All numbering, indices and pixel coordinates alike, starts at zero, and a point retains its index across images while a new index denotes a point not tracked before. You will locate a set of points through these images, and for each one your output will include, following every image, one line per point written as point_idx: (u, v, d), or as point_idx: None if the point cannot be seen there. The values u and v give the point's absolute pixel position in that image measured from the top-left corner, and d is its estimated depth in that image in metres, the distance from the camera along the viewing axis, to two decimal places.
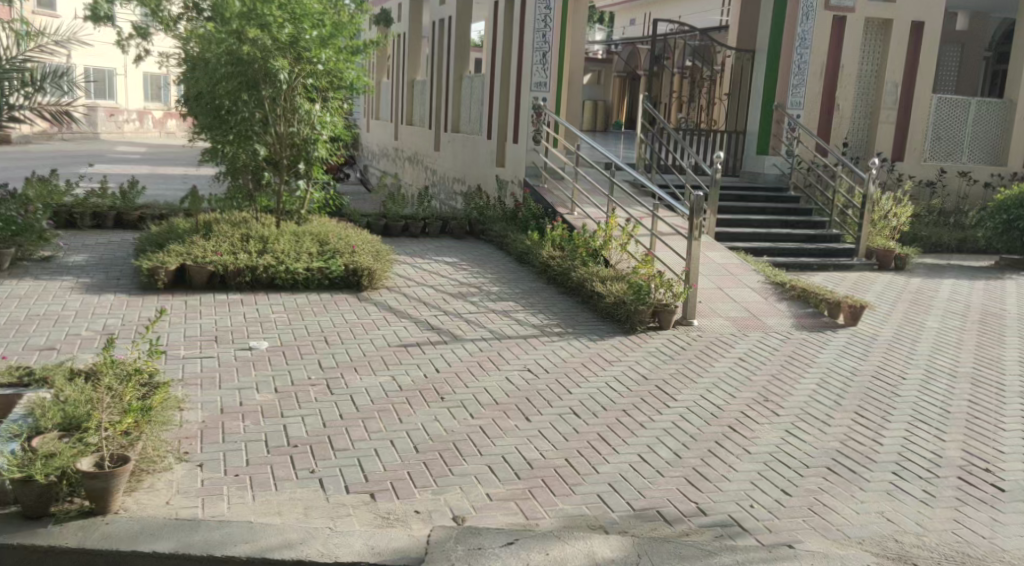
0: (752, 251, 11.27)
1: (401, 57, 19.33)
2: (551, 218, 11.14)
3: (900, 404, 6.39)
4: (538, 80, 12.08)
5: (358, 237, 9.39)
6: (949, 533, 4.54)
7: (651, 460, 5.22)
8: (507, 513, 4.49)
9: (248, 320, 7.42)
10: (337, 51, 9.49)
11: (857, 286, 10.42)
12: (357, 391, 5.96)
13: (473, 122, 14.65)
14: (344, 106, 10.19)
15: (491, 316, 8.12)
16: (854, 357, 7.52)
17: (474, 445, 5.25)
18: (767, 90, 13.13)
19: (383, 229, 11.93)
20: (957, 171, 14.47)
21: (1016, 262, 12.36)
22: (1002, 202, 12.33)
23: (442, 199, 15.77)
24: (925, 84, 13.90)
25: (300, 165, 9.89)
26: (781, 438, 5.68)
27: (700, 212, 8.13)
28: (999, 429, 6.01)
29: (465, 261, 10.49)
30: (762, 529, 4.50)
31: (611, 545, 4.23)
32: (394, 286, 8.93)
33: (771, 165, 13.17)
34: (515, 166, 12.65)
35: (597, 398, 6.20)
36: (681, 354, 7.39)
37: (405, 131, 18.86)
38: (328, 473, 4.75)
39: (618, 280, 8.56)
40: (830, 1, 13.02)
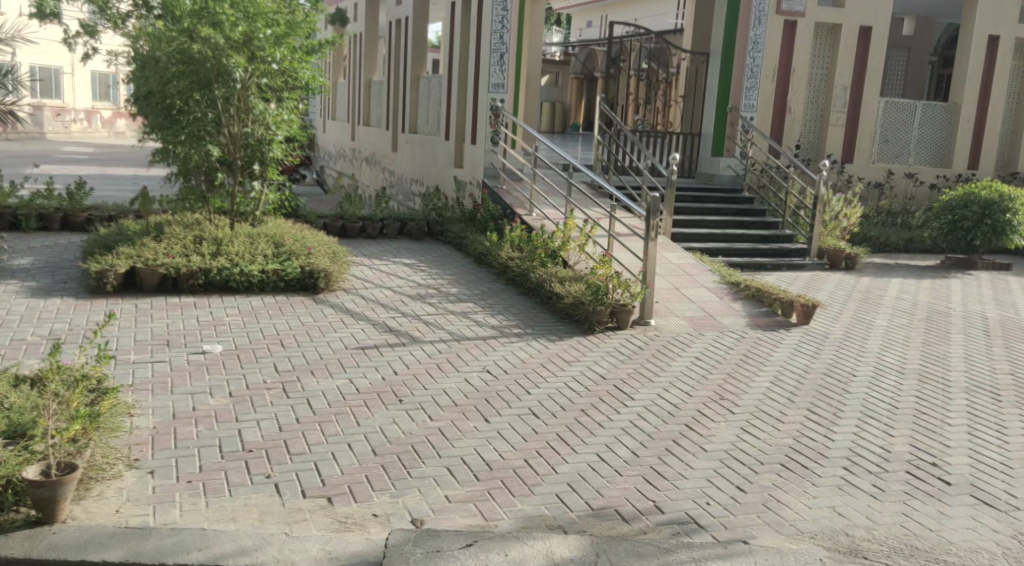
0: (708, 251, 11.40)
1: (357, 57, 19.19)
2: (509, 218, 11.17)
3: (850, 401, 6.51)
4: (496, 81, 12.10)
5: (314, 238, 9.30)
6: (898, 526, 4.64)
7: (609, 460, 5.26)
8: (466, 515, 4.49)
9: (201, 324, 7.32)
10: (292, 50, 9.43)
11: (809, 286, 10.59)
12: (314, 395, 5.91)
13: (431, 123, 14.62)
14: (300, 107, 10.11)
15: (448, 317, 8.11)
16: (806, 356, 7.64)
17: (433, 447, 5.25)
18: (721, 92, 13.27)
19: (340, 230, 11.85)
20: (905, 172, 14.79)
21: (962, 261, 12.66)
22: (947, 203, 12.62)
23: (401, 199, 15.72)
24: (873, 88, 14.17)
25: (255, 165, 9.76)
26: (736, 436, 5.75)
27: (656, 213, 8.18)
28: (946, 423, 6.15)
29: (422, 262, 10.47)
30: (717, 525, 4.56)
31: (570, 545, 4.25)
32: (350, 288, 8.87)
33: (726, 166, 13.28)
34: (473, 167, 12.66)
35: (555, 398, 6.22)
36: (638, 353, 7.45)
37: (362, 132, 18.73)
38: (284, 477, 4.71)
39: (576, 280, 8.60)
40: (780, 5, 13.24)
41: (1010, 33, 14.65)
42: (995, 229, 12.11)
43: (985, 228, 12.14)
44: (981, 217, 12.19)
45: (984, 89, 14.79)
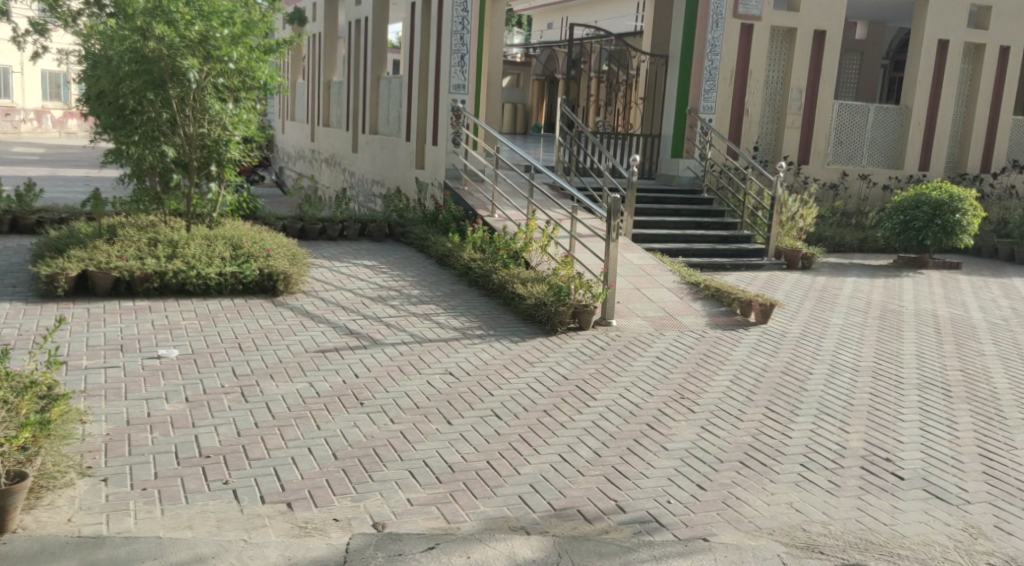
0: (668, 251, 11.49)
1: (316, 58, 19.02)
2: (471, 219, 11.16)
3: (807, 399, 6.60)
4: (456, 82, 12.09)
5: (273, 240, 9.22)
6: (853, 521, 4.72)
7: (571, 460, 5.28)
8: (429, 518, 4.47)
9: (156, 328, 7.22)
10: (249, 50, 9.34)
11: (767, 285, 10.73)
12: (273, 399, 5.86)
13: (391, 124, 14.56)
14: (258, 107, 10.03)
15: (410, 319, 8.09)
16: (764, 354, 7.74)
17: (395, 450, 5.23)
18: (680, 95, 13.44)
19: (300, 232, 11.74)
20: (858, 174, 15.06)
21: (914, 261, 12.91)
22: (899, 203, 12.87)
23: (361, 201, 15.64)
24: (827, 91, 14.41)
25: (212, 166, 9.62)
26: (696, 434, 5.81)
27: (617, 214, 8.23)
28: (899, 419, 6.27)
29: (384, 263, 10.43)
30: (678, 524, 4.60)
31: (532, 546, 4.27)
32: (310, 291, 8.81)
33: (686, 168, 13.46)
34: (434, 168, 12.65)
35: (518, 399, 6.23)
36: (600, 354, 7.49)
37: (322, 133, 18.59)
38: (243, 483, 4.66)
39: (539, 282, 8.63)
40: (737, 9, 13.41)
41: (959, 37, 14.99)
42: (946, 229, 12.36)
43: (935, 229, 12.39)
44: (932, 217, 12.43)
45: (934, 92, 15.11)
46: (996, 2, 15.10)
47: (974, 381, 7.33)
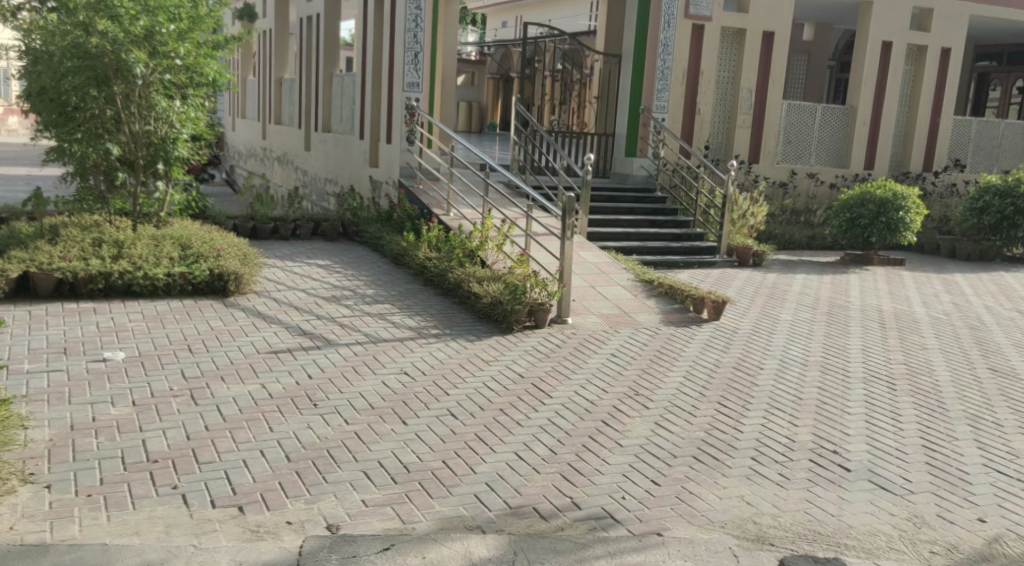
0: (622, 250, 11.57)
1: (267, 54, 18.80)
2: (426, 218, 11.12)
3: (758, 394, 6.71)
4: (410, 80, 12.04)
5: (223, 240, 9.10)
6: (801, 512, 4.81)
7: (527, 458, 5.30)
8: (384, 519, 4.46)
9: (102, 330, 7.08)
10: (196, 46, 9.23)
11: (719, 283, 10.86)
12: (224, 401, 5.79)
13: (345, 122, 14.45)
14: (206, 104, 9.91)
15: (365, 319, 8.04)
16: (717, 350, 7.85)
17: (350, 451, 5.20)
18: (634, 95, 13.52)
19: (251, 232, 11.59)
20: (807, 172, 15.32)
21: (861, 257, 13.16)
22: (846, 201, 13.11)
23: (315, 200, 15.51)
24: (777, 90, 14.62)
25: (159, 165, 9.51)
26: (651, 430, 5.86)
27: (572, 213, 8.26)
28: (845, 413, 6.40)
29: (337, 263, 10.36)
30: (633, 519, 4.64)
31: (487, 545, 4.27)
32: (262, 291, 8.71)
33: (639, 167, 13.48)
34: (389, 166, 12.58)
35: (474, 398, 6.23)
36: (556, 352, 7.51)
37: (274, 131, 18.39)
38: (193, 488, 4.60)
39: (494, 280, 8.63)
40: (688, 10, 13.55)
41: (901, 39, 15.32)
42: (890, 227, 12.63)
43: (880, 226, 12.65)
44: (877, 215, 12.69)
45: (879, 92, 15.44)
46: (937, 5, 15.46)
47: (917, 374, 7.51)
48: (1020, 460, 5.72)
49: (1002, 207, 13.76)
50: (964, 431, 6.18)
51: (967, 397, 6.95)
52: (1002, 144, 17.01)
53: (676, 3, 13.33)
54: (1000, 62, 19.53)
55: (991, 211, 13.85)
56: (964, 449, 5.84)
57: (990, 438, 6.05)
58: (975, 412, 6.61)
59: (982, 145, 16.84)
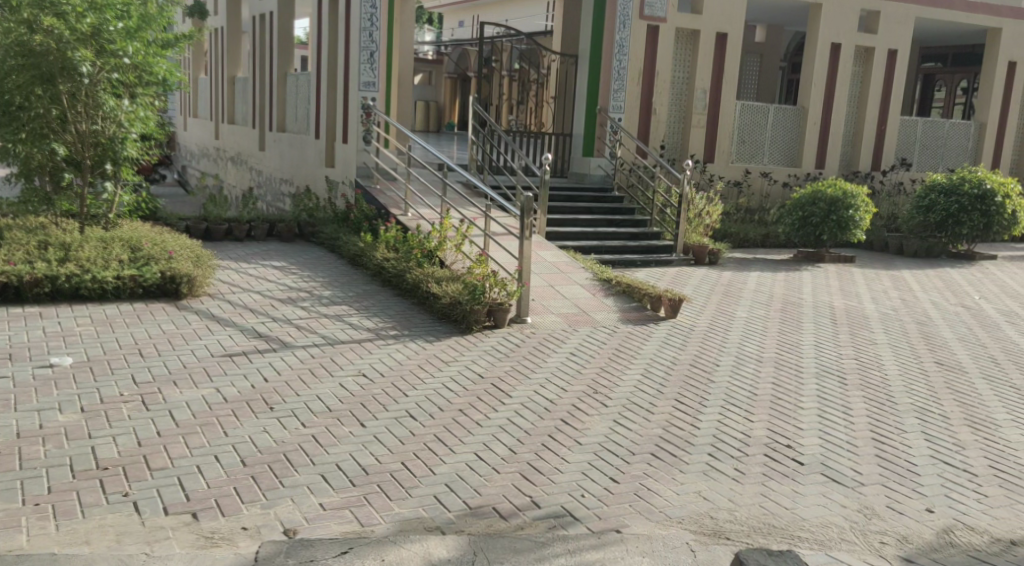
0: (580, 250, 11.62)
1: (219, 53, 18.55)
2: (384, 218, 11.06)
3: (714, 390, 6.79)
4: (366, 80, 11.96)
5: (175, 242, 8.97)
6: (757, 507, 4.87)
7: (487, 458, 5.30)
8: (342, 522, 4.43)
9: (49, 335, 6.93)
10: (146, 45, 9.13)
11: (675, 281, 10.95)
12: (176, 406, 5.70)
13: (299, 122, 14.31)
14: (156, 103, 9.78)
15: (322, 321, 7.97)
16: (674, 348, 7.91)
17: (307, 455, 5.15)
18: (590, 95, 13.61)
19: (204, 233, 11.41)
20: (760, 172, 15.51)
21: (813, 255, 13.37)
22: (798, 200, 13.30)
23: (270, 200, 15.35)
24: (730, 91, 14.78)
25: (107, 165, 9.38)
26: (609, 428, 5.90)
27: (530, 212, 8.28)
28: (799, 407, 6.50)
29: (293, 264, 10.26)
30: (592, 517, 4.66)
31: (446, 546, 4.26)
32: (216, 293, 8.59)
33: (596, 166, 13.62)
34: (345, 166, 12.49)
35: (433, 399, 6.22)
36: (515, 352, 7.51)
37: (227, 131, 18.19)
38: (144, 495, 4.52)
39: (453, 280, 8.60)
40: (643, 11, 13.66)
41: (850, 40, 15.59)
42: (841, 225, 12.85)
43: (831, 224, 12.86)
44: (828, 213, 12.91)
45: (829, 92, 15.71)
46: (884, 7, 15.77)
47: (867, 368, 7.65)
48: (965, 451, 5.85)
49: (947, 205, 14.05)
50: (912, 424, 6.30)
51: (916, 390, 7.10)
52: (947, 143, 17.35)
53: (631, 3, 13.41)
54: (945, 63, 19.98)
55: (937, 209, 14.14)
56: (913, 442, 5.96)
57: (938, 431, 6.19)
58: (923, 404, 6.75)
59: (927, 144, 17.18)
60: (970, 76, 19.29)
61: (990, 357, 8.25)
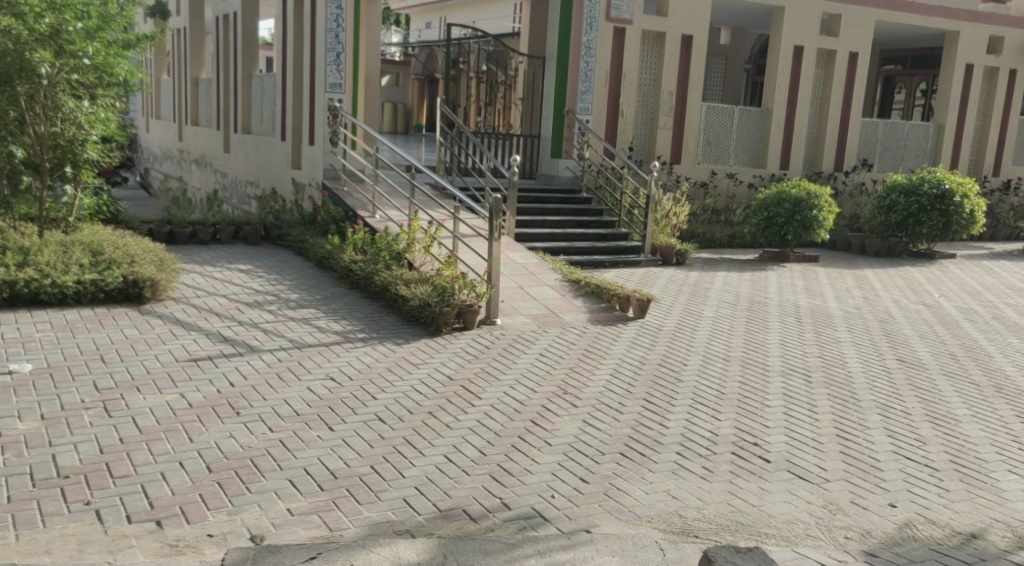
0: (549, 251, 11.64)
1: (181, 54, 18.33)
2: (351, 220, 10.99)
3: (682, 389, 6.83)
4: (332, 81, 11.89)
5: (138, 245, 8.84)
6: (724, 504, 4.90)
7: (456, 460, 5.28)
8: (311, 527, 4.38)
9: (8, 341, 6.80)
10: (106, 45, 9.04)
11: (643, 281, 11.00)
12: (139, 412, 5.62)
13: (265, 123, 14.20)
14: (117, 105, 9.67)
15: (289, 324, 7.91)
16: (642, 348, 7.95)
17: (274, 460, 5.09)
18: (557, 96, 13.65)
19: (167, 236, 11.25)
20: (726, 173, 15.63)
21: (778, 255, 13.51)
22: (764, 200, 13.42)
23: (235, 202, 15.21)
24: (695, 93, 14.87)
25: (66, 168, 9.20)
26: (578, 428, 5.90)
27: (498, 214, 8.27)
28: (765, 405, 6.55)
29: (259, 267, 10.16)
30: (561, 517, 4.66)
31: (416, 549, 4.23)
32: (180, 297, 8.49)
33: (564, 168, 13.68)
34: (311, 168, 12.41)
35: (402, 401, 6.19)
36: (484, 353, 7.51)
37: (190, 132, 17.98)
38: (106, 503, 4.44)
39: (422, 282, 8.56)
40: (610, 13, 13.62)
41: (812, 43, 15.78)
42: (805, 225, 12.99)
43: (795, 224, 12.99)
44: (793, 214, 13.04)
45: (793, 94, 15.88)
46: (845, 11, 15.97)
47: (831, 366, 7.73)
48: (926, 446, 5.93)
49: (908, 204, 14.26)
50: (875, 420, 6.38)
51: (879, 387, 7.18)
52: (908, 144, 17.61)
53: (597, 5, 13.45)
54: (904, 65, 20.29)
55: (898, 208, 14.34)
56: (876, 438, 6.03)
57: (900, 427, 6.27)
58: (885, 401, 6.83)
59: (888, 145, 17.42)
60: (929, 78, 19.61)
61: (950, 354, 8.38)
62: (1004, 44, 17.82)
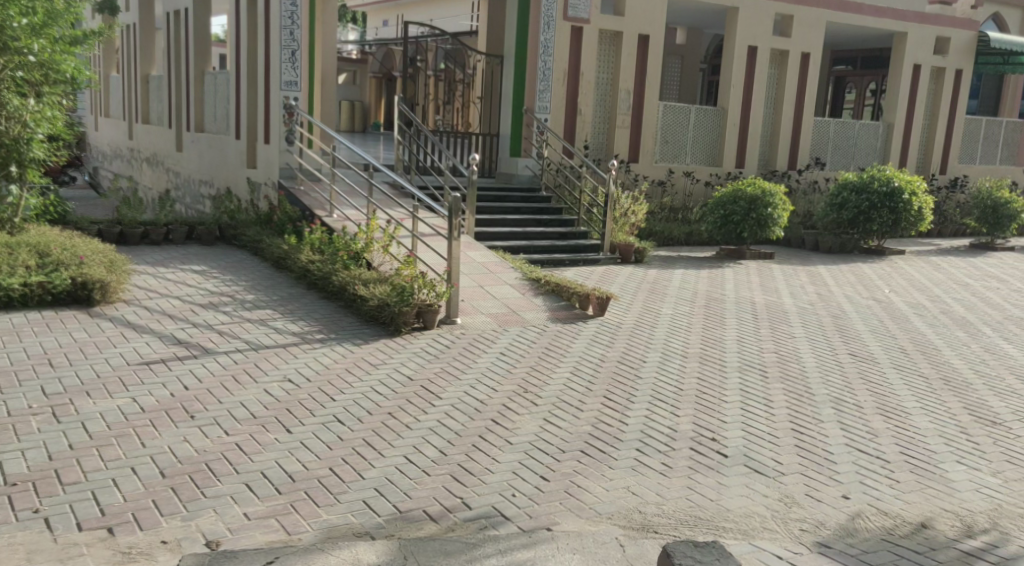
0: (509, 250, 11.64)
1: (131, 51, 17.98)
2: (308, 220, 10.87)
3: (642, 386, 6.85)
4: (287, 79, 11.73)
5: (87, 247, 8.64)
6: (683, 500, 4.92)
7: (417, 460, 5.24)
8: (268, 531, 4.31)
9: None
10: (52, 42, 8.90)
11: (602, 279, 11.04)
12: (89, 417, 5.49)
13: (218, 121, 13.99)
14: (64, 103, 9.49)
15: (245, 326, 7.79)
16: (602, 345, 7.97)
17: (230, 463, 5.01)
18: (516, 96, 13.65)
19: (118, 237, 11.03)
20: (683, 172, 15.74)
21: (734, 252, 13.66)
22: (719, 198, 13.53)
23: (188, 202, 14.98)
24: (652, 92, 14.96)
25: (12, 167, 8.79)
26: (539, 427, 5.89)
27: (458, 213, 8.22)
28: (722, 401, 6.61)
29: (215, 268, 10.01)
30: (522, 515, 4.64)
31: (376, 550, 4.18)
32: (131, 299, 8.32)
33: (524, 166, 13.66)
34: (267, 167, 12.25)
35: (361, 403, 6.12)
36: (445, 353, 7.47)
37: (141, 131, 17.65)
38: (56, 510, 4.34)
39: (381, 282, 8.48)
40: (567, 12, 13.65)
41: (766, 44, 15.95)
42: (760, 222, 13.15)
43: (751, 222, 13.13)
44: (748, 211, 13.17)
45: (747, 93, 16.06)
46: (798, 11, 16.16)
47: (786, 361, 7.82)
48: (877, 438, 6.03)
49: (858, 202, 14.50)
50: (829, 414, 6.47)
51: (833, 382, 7.28)
52: (860, 143, 17.89)
53: (554, 4, 13.43)
54: (855, 66, 20.63)
55: (849, 206, 14.58)
56: (830, 431, 6.11)
57: (853, 420, 6.36)
58: (838, 394, 6.94)
59: (840, 144, 17.69)
60: (878, 79, 19.95)
61: (900, 348, 8.53)
62: (951, 45, 18.22)
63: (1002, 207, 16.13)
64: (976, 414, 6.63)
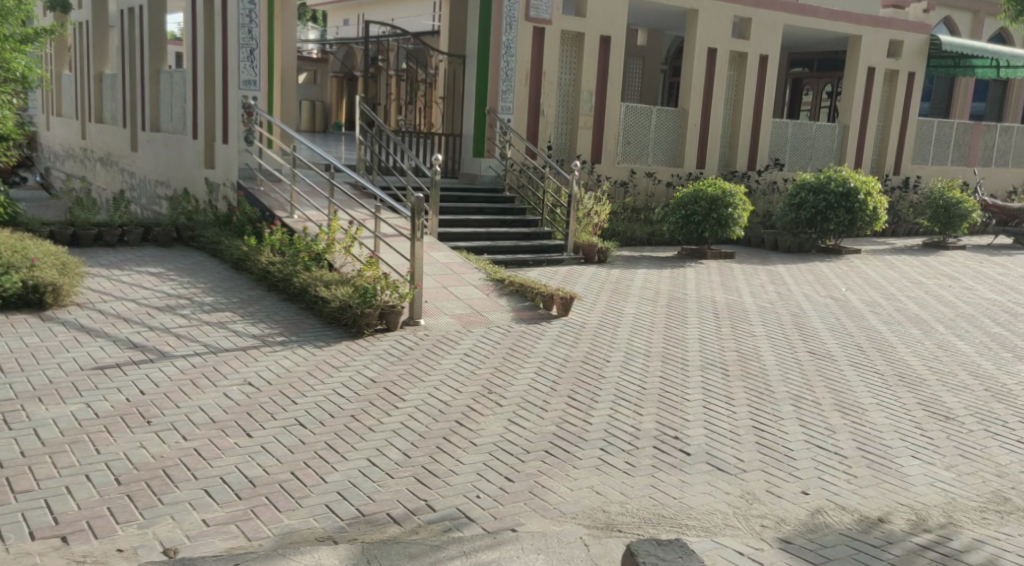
0: (473, 250, 11.62)
1: (84, 49, 17.64)
2: (268, 221, 10.73)
3: (606, 385, 6.86)
4: (246, 78, 11.64)
5: (39, 249, 8.47)
6: (646, 498, 4.92)
7: (380, 463, 5.19)
8: (228, 537, 4.24)
9: None
10: (2, 39, 8.69)
11: (566, 279, 11.05)
12: (41, 424, 5.36)
13: (174, 121, 13.79)
14: (14, 101, 9.28)
15: (204, 328, 7.67)
16: (565, 345, 7.96)
17: (188, 469, 4.92)
18: (478, 98, 13.66)
19: (71, 239, 10.83)
20: (645, 172, 15.84)
21: (695, 252, 13.76)
22: (681, 199, 13.59)
23: (144, 202, 14.75)
24: (613, 93, 15.02)
25: None
26: (504, 427, 5.87)
27: (421, 213, 8.15)
28: (684, 399, 6.64)
29: (172, 270, 9.86)
30: (487, 516, 4.62)
31: (339, 554, 4.13)
32: (84, 302, 8.17)
33: (487, 167, 13.64)
34: (225, 167, 12.08)
35: (323, 406, 6.05)
36: (408, 354, 7.42)
37: (95, 130, 17.33)
38: (7, 520, 4.22)
39: (343, 283, 8.39)
40: (529, 13, 13.60)
41: (725, 45, 16.09)
42: (721, 222, 13.26)
43: (711, 222, 13.25)
44: (709, 211, 13.26)
45: (707, 94, 16.19)
46: (756, 14, 16.34)
47: (747, 359, 7.89)
48: (835, 435, 6.08)
49: (816, 202, 14.67)
50: (789, 411, 6.52)
51: (792, 379, 7.35)
52: (818, 144, 18.13)
53: (515, 5, 13.40)
54: (812, 68, 20.91)
55: (807, 206, 14.75)
56: (790, 428, 6.16)
57: (813, 417, 6.42)
58: (797, 392, 7.00)
59: (798, 145, 17.90)
60: (834, 81, 20.24)
61: (857, 345, 8.65)
62: (904, 48, 18.49)
63: (954, 207, 16.43)
64: (931, 410, 6.73)
